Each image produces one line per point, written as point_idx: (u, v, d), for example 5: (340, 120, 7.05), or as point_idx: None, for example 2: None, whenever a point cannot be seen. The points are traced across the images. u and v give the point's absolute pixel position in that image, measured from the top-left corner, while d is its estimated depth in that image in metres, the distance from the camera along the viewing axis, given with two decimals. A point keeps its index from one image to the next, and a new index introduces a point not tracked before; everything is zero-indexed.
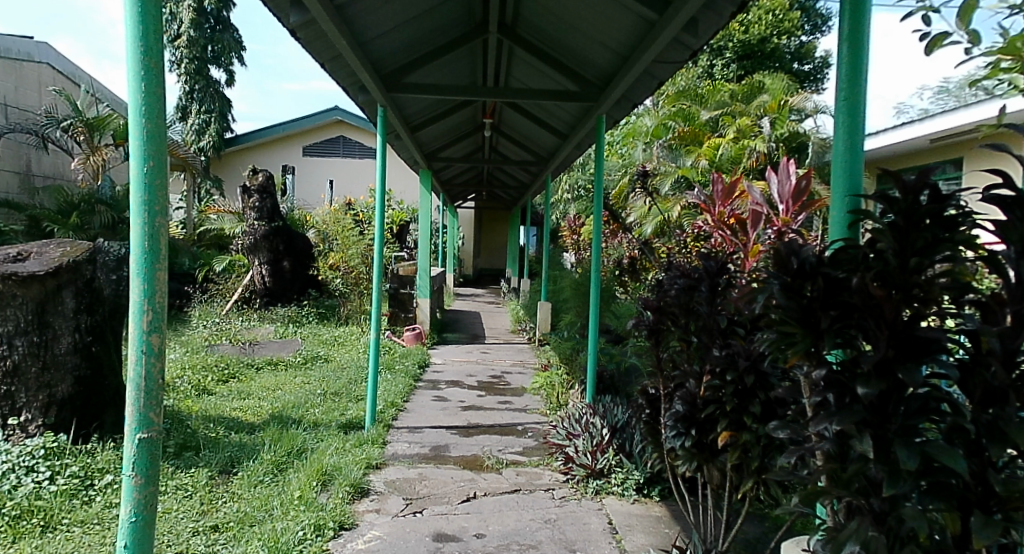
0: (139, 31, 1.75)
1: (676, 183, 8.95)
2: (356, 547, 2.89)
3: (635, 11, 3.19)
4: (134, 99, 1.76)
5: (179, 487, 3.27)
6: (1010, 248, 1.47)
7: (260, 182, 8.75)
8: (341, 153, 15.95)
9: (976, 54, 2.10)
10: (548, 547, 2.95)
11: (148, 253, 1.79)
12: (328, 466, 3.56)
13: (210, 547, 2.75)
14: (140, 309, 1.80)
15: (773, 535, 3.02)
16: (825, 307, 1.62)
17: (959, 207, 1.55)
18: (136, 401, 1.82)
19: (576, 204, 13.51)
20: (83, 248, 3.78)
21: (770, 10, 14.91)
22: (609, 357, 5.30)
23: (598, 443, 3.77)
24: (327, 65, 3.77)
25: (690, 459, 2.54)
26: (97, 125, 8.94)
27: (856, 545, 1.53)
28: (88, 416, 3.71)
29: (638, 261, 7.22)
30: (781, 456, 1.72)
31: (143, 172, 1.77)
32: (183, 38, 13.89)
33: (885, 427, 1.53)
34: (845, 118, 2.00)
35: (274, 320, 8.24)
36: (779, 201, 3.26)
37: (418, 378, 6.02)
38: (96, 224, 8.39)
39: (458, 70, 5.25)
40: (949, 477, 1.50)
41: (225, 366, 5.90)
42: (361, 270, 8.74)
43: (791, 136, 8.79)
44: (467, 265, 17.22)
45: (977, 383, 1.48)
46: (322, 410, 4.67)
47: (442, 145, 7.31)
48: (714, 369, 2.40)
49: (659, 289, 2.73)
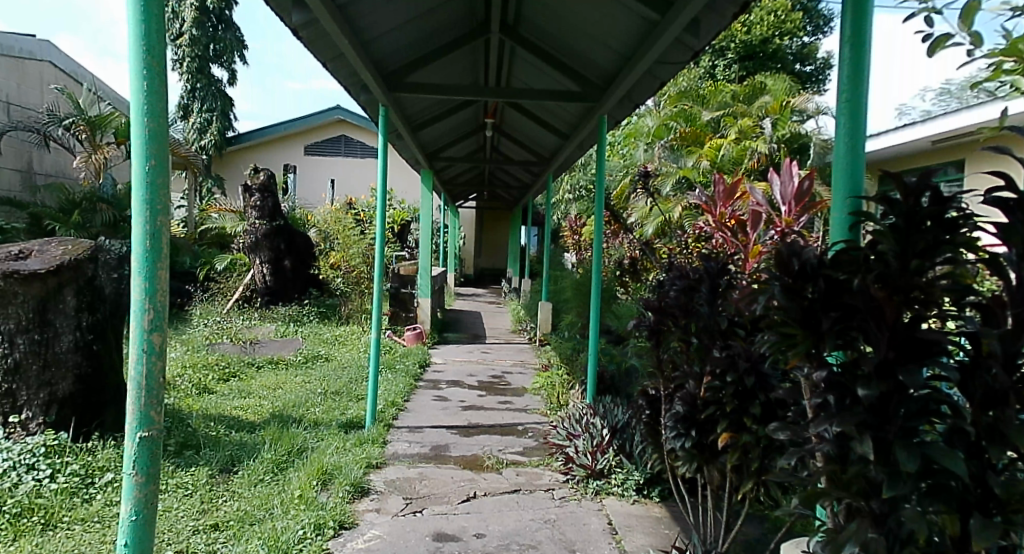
0: (141, 31, 1.76)
1: (678, 184, 9.04)
2: (356, 546, 2.90)
3: (638, 12, 3.19)
4: (137, 98, 1.77)
5: (179, 486, 3.27)
6: (1011, 250, 1.47)
7: (261, 181, 8.74)
8: (342, 153, 15.93)
9: (978, 56, 2.10)
10: (548, 548, 2.95)
11: (148, 252, 1.80)
12: (328, 465, 3.55)
13: (210, 546, 2.75)
14: (141, 308, 1.80)
15: (773, 536, 3.02)
16: (826, 309, 1.62)
17: (961, 210, 1.55)
18: (136, 400, 1.82)
19: (577, 205, 13.52)
20: (85, 247, 3.78)
21: (773, 11, 14.90)
22: (610, 357, 5.29)
23: (598, 443, 3.77)
24: (329, 64, 3.76)
25: (690, 459, 2.55)
26: (98, 123, 8.93)
27: (855, 547, 1.53)
28: (89, 414, 3.72)
29: (639, 261, 7.14)
30: (781, 457, 1.72)
31: (144, 171, 1.77)
32: (184, 37, 13.89)
33: (885, 428, 1.53)
34: (846, 120, 2.00)
35: (275, 319, 8.24)
36: (780, 202, 3.25)
37: (418, 378, 6.02)
38: (98, 222, 8.39)
39: (459, 70, 5.25)
40: (949, 479, 1.49)
41: (225, 365, 5.90)
42: (362, 270, 8.94)
43: (793, 137, 8.78)
44: (467, 265, 17.23)
45: (978, 385, 1.47)
46: (322, 410, 4.67)
47: (443, 144, 7.31)
48: (714, 370, 2.40)
49: (660, 289, 2.73)
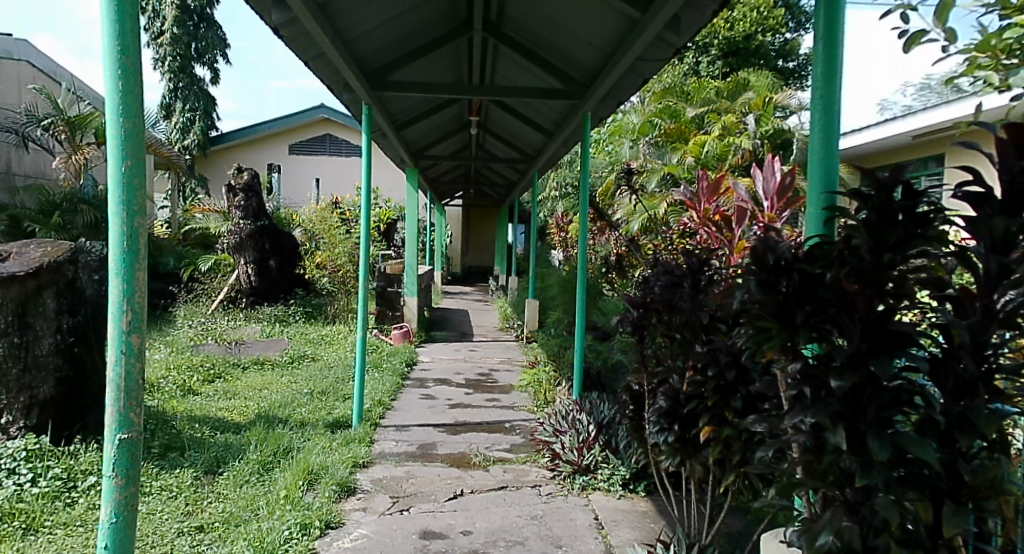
0: (116, 30, 1.75)
1: (663, 180, 8.91)
2: (343, 545, 2.89)
3: (619, 10, 3.21)
4: (112, 97, 1.76)
5: (164, 488, 3.27)
6: (979, 244, 1.50)
7: (245, 180, 8.65)
8: (327, 152, 15.68)
9: (953, 51, 2.14)
10: (535, 544, 2.96)
11: (126, 253, 1.79)
12: (315, 465, 3.54)
13: (195, 548, 2.75)
14: (119, 309, 1.80)
15: (755, 528, 3.05)
16: (801, 302, 1.65)
17: (932, 203, 1.57)
18: (115, 401, 1.81)
19: (564, 202, 13.60)
20: (65, 249, 3.77)
21: (755, 7, 14.98)
22: (596, 353, 5.39)
23: (584, 439, 3.79)
24: (310, 64, 3.74)
25: (673, 454, 2.59)
26: (78, 123, 8.80)
27: (830, 536, 1.57)
28: (71, 418, 3.70)
29: (626, 258, 7.23)
30: (758, 449, 1.73)
31: (121, 172, 1.77)
32: (166, 35, 14.07)
33: (860, 418, 1.55)
34: (820, 113, 2.03)
35: (261, 320, 8.18)
36: (763, 197, 3.27)
37: (405, 377, 6.01)
38: (80, 224, 8.37)
39: (443, 68, 5.25)
40: (921, 468, 1.53)
41: (210, 366, 5.86)
42: (348, 269, 8.89)
43: (775, 133, 8.99)
44: (455, 263, 17.35)
45: (948, 376, 1.51)
46: (308, 410, 4.65)
47: (427, 143, 7.30)
48: (696, 365, 2.44)
49: (646, 284, 2.75)
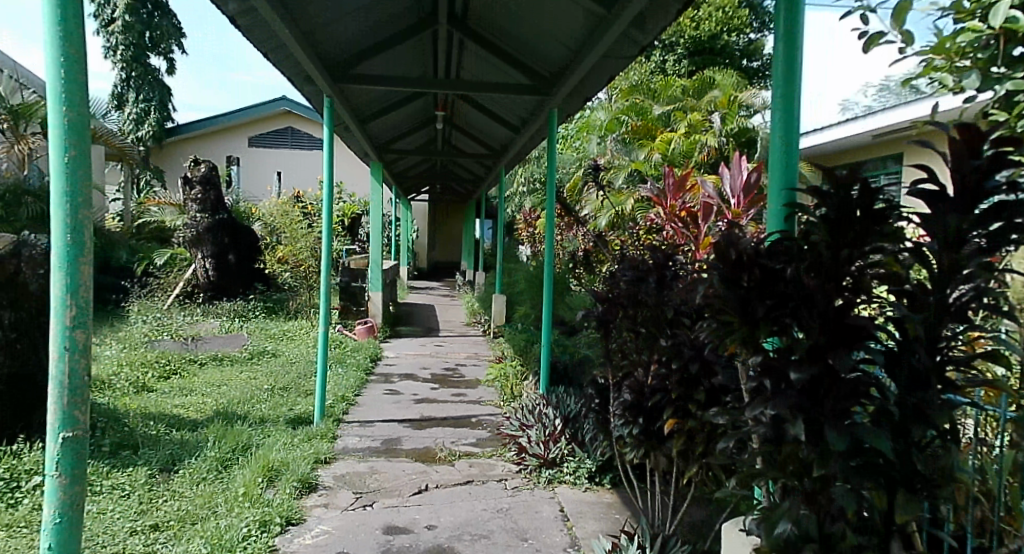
0: (58, 15, 1.67)
1: (631, 177, 8.97)
2: (304, 542, 2.84)
3: (585, 8, 3.19)
4: (54, 85, 1.69)
5: (116, 487, 3.18)
6: (933, 241, 1.53)
7: (202, 173, 8.58)
8: (288, 145, 15.64)
9: (910, 53, 2.16)
10: (500, 537, 2.95)
11: (70, 247, 1.72)
12: (275, 462, 3.47)
13: (149, 547, 2.68)
14: (62, 305, 1.73)
15: (719, 518, 3.08)
16: (762, 296, 1.64)
17: (888, 201, 1.59)
18: (58, 398, 1.74)
19: (531, 197, 13.63)
20: (5, 242, 3.70)
21: (720, 7, 15.09)
22: (563, 348, 5.39)
23: (550, 432, 3.79)
24: (270, 55, 3.67)
25: (637, 446, 2.59)
26: (21, 113, 8.49)
27: (788, 523, 1.59)
28: (16, 416, 3.58)
29: (593, 254, 7.27)
30: (720, 440, 1.73)
31: (63, 163, 1.69)
32: (117, 23, 13.75)
33: (817, 410, 1.56)
34: (780, 113, 2.04)
35: (219, 315, 8.02)
36: (731, 195, 3.34)
37: (369, 372, 5.95)
38: (24, 216, 8.07)
39: (408, 62, 5.20)
40: (876, 457, 1.54)
41: (164, 363, 5.72)
42: (310, 262, 8.67)
43: (740, 132, 9.08)
44: (421, 258, 17.24)
45: (903, 368, 1.55)
46: (269, 406, 4.57)
47: (393, 137, 7.23)
48: (661, 358, 2.44)
49: (612, 280, 2.75)
